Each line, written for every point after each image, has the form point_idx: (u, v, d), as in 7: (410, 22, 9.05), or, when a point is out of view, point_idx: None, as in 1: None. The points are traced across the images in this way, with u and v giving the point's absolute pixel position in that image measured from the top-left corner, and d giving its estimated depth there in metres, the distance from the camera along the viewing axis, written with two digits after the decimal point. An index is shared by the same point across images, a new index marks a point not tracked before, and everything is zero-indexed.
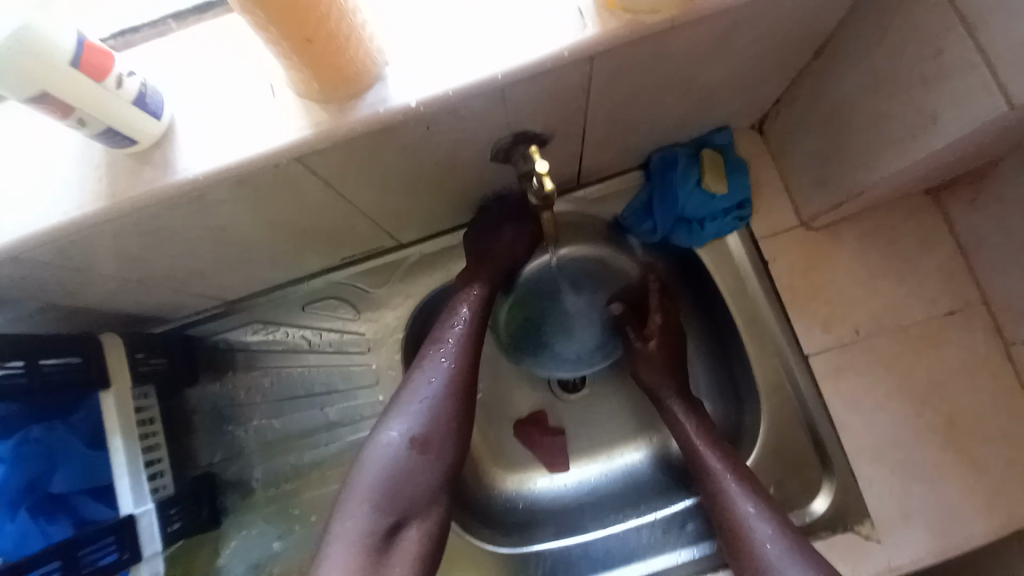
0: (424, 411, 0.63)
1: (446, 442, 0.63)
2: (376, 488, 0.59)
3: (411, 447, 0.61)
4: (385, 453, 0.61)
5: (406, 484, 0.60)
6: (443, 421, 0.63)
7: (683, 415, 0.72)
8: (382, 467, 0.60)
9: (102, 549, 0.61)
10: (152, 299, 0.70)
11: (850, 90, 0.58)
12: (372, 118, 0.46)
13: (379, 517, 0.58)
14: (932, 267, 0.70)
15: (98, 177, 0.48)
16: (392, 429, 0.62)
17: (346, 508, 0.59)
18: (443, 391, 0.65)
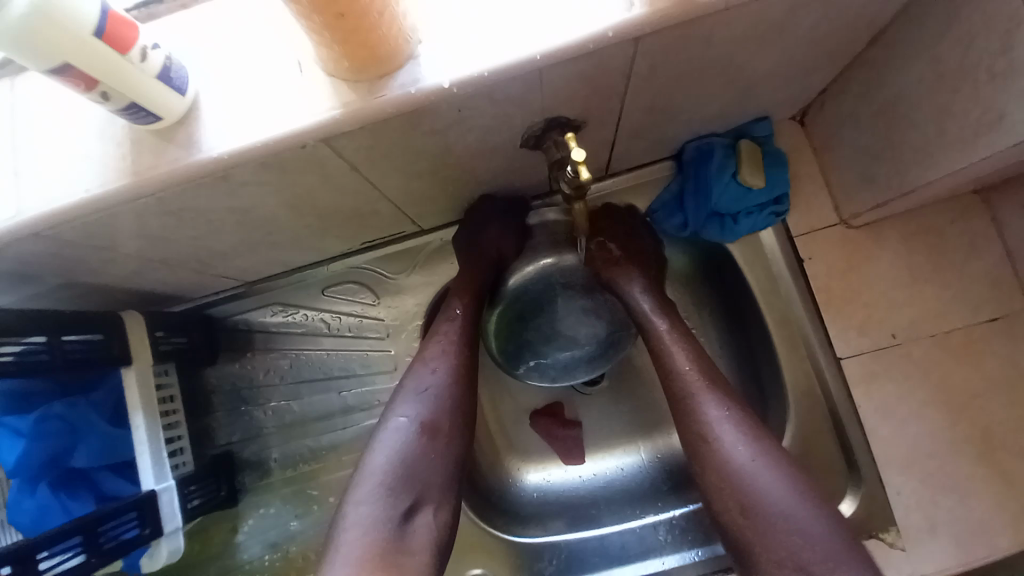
0: (433, 394, 0.61)
1: (457, 425, 0.60)
2: (388, 472, 0.56)
3: (422, 429, 0.59)
4: (395, 437, 0.58)
5: (420, 467, 0.57)
6: (452, 404, 0.61)
7: (653, 312, 0.67)
8: (392, 450, 0.57)
9: (124, 524, 0.62)
10: (174, 279, 0.69)
11: (910, 82, 0.54)
12: (404, 101, 0.44)
13: (393, 501, 0.54)
14: (977, 272, 0.66)
15: (120, 155, 0.47)
16: (401, 413, 0.60)
17: (357, 494, 0.55)
18: (450, 374, 0.63)
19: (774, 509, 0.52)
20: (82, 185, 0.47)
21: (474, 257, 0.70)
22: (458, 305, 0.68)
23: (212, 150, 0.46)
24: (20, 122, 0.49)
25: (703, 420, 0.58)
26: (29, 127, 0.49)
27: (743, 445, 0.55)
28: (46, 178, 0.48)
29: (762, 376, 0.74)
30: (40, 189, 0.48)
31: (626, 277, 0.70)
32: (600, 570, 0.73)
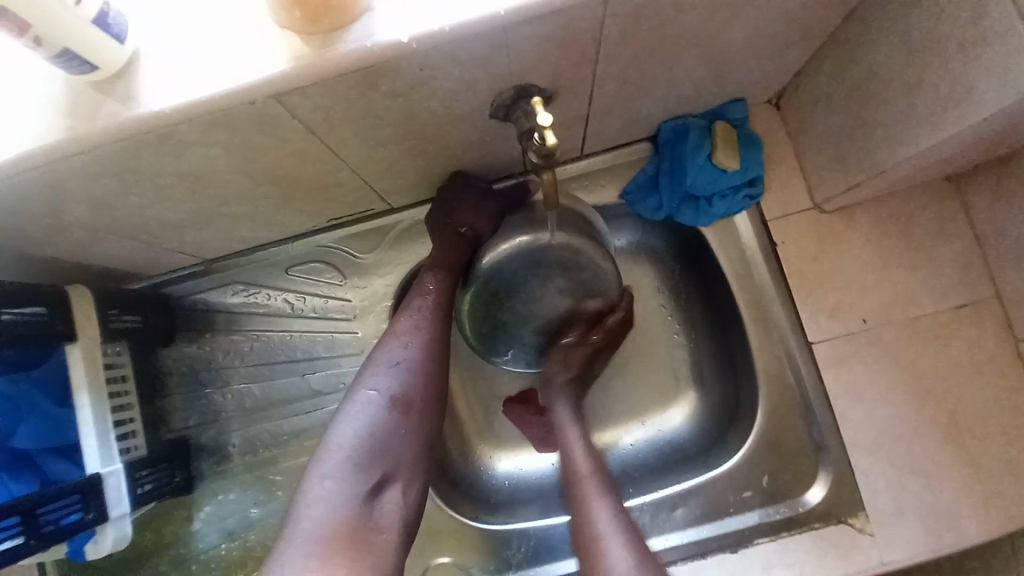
0: (404, 368, 0.59)
1: (428, 401, 0.59)
2: (356, 447, 0.54)
3: (393, 404, 0.57)
4: (364, 412, 0.56)
5: (390, 443, 0.55)
6: (424, 380, 0.60)
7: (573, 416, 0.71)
8: (361, 424, 0.55)
9: (65, 508, 0.59)
10: (126, 253, 0.66)
11: (881, 60, 0.54)
12: (359, 55, 0.42)
13: (360, 477, 0.52)
14: (947, 257, 0.66)
15: (55, 108, 0.44)
16: (371, 387, 0.57)
17: (321, 469, 0.53)
18: (423, 349, 0.61)
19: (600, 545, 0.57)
20: (12, 141, 0.44)
21: (446, 236, 0.69)
22: (431, 283, 0.67)
23: (156, 104, 0.43)
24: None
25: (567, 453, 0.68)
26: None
27: (604, 512, 0.60)
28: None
29: (735, 358, 0.75)
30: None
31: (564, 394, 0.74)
32: (566, 555, 0.70)
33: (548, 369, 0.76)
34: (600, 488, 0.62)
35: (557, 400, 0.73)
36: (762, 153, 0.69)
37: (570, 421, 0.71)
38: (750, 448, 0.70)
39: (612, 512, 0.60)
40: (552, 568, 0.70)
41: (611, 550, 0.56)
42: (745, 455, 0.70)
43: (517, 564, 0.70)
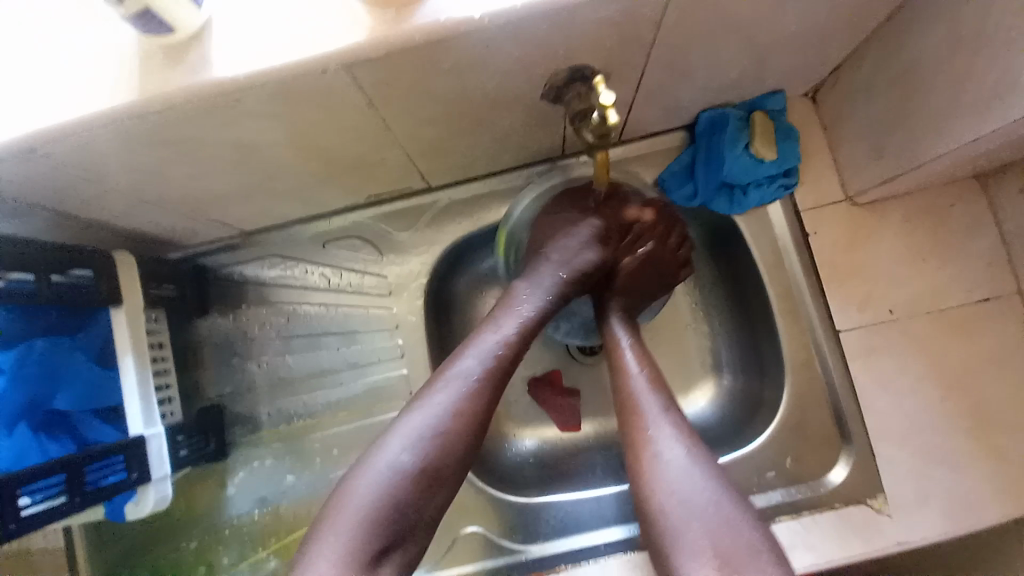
0: (439, 431, 0.54)
1: (451, 480, 0.54)
2: (365, 517, 0.50)
3: (420, 473, 0.53)
4: (381, 477, 0.52)
5: (398, 516, 0.51)
6: (455, 453, 0.54)
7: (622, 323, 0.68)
8: (380, 485, 0.52)
9: (110, 467, 0.60)
10: (168, 221, 0.66)
11: (926, 56, 0.55)
12: (431, 28, 0.43)
13: (361, 548, 0.49)
14: (974, 253, 0.68)
15: (128, 69, 0.44)
16: (396, 451, 0.53)
17: (333, 522, 0.51)
18: (473, 406, 0.56)
19: (696, 510, 0.53)
20: (87, 100, 0.44)
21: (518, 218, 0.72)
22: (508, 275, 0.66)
23: (228, 69, 0.43)
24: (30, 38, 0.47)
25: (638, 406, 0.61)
26: (40, 42, 0.47)
27: (675, 449, 0.57)
28: (51, 93, 0.45)
29: (760, 346, 0.77)
30: (43, 103, 0.45)
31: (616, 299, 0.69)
32: (595, 530, 0.72)
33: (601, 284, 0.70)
34: (674, 432, 0.58)
35: (612, 309, 0.69)
36: (798, 144, 0.71)
37: (626, 335, 0.67)
38: (774, 431, 0.72)
39: (686, 450, 0.57)
40: (579, 539, 0.72)
41: (691, 487, 0.54)
42: (768, 438, 0.72)
43: (545, 535, 0.72)
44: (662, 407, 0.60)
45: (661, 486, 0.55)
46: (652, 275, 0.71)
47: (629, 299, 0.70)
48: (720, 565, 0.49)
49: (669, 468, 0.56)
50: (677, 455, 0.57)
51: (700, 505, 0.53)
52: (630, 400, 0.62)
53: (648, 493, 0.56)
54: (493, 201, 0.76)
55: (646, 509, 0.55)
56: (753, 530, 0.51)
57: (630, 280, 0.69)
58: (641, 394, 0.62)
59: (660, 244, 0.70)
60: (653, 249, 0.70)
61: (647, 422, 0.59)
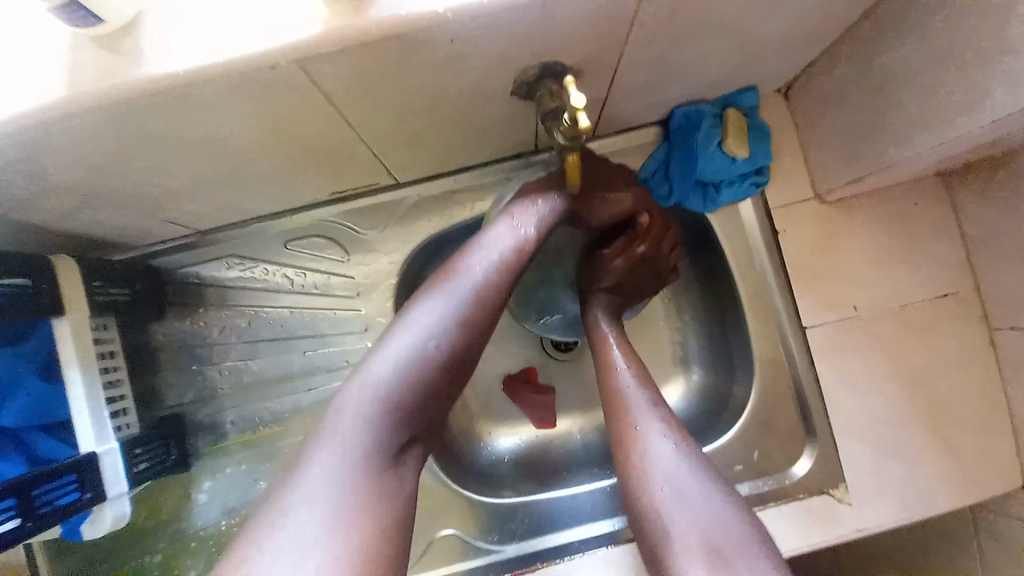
0: (445, 323, 0.52)
1: (465, 347, 0.53)
2: (376, 409, 0.49)
3: (441, 363, 0.52)
4: (388, 363, 0.50)
5: (409, 409, 0.50)
6: (466, 327, 0.53)
7: (607, 322, 0.69)
8: (399, 372, 0.50)
9: (62, 488, 0.57)
10: (116, 221, 0.62)
11: (899, 59, 0.55)
12: (393, 24, 0.40)
13: (373, 434, 0.48)
14: (935, 252, 0.70)
15: (57, 65, 0.41)
16: (401, 343, 0.51)
17: (347, 408, 0.49)
18: (459, 336, 0.53)
19: (687, 510, 0.53)
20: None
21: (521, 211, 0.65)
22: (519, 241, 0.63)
23: (168, 66, 0.40)
24: None
25: (629, 408, 0.61)
26: None
27: (666, 448, 0.57)
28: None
29: (731, 342, 0.78)
30: None
31: (599, 299, 0.70)
32: (570, 528, 0.73)
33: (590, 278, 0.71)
34: (667, 432, 0.59)
35: (598, 305, 0.70)
36: (770, 142, 0.70)
37: (610, 326, 0.69)
38: (742, 426, 0.74)
39: (678, 449, 0.57)
40: (554, 537, 0.72)
41: (684, 486, 0.54)
42: (738, 433, 0.73)
43: (520, 535, 0.72)
44: (648, 399, 0.61)
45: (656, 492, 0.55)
46: (641, 275, 0.72)
47: (618, 297, 0.71)
48: (712, 557, 0.49)
49: (658, 463, 0.56)
50: (666, 452, 0.57)
51: (691, 505, 0.53)
52: (617, 399, 0.62)
53: (634, 488, 0.57)
54: (464, 198, 0.74)
55: (635, 499, 0.56)
56: (741, 523, 0.52)
57: (619, 277, 0.70)
58: (632, 398, 0.62)
59: (653, 247, 0.70)
60: (645, 251, 0.70)
61: (634, 418, 0.60)
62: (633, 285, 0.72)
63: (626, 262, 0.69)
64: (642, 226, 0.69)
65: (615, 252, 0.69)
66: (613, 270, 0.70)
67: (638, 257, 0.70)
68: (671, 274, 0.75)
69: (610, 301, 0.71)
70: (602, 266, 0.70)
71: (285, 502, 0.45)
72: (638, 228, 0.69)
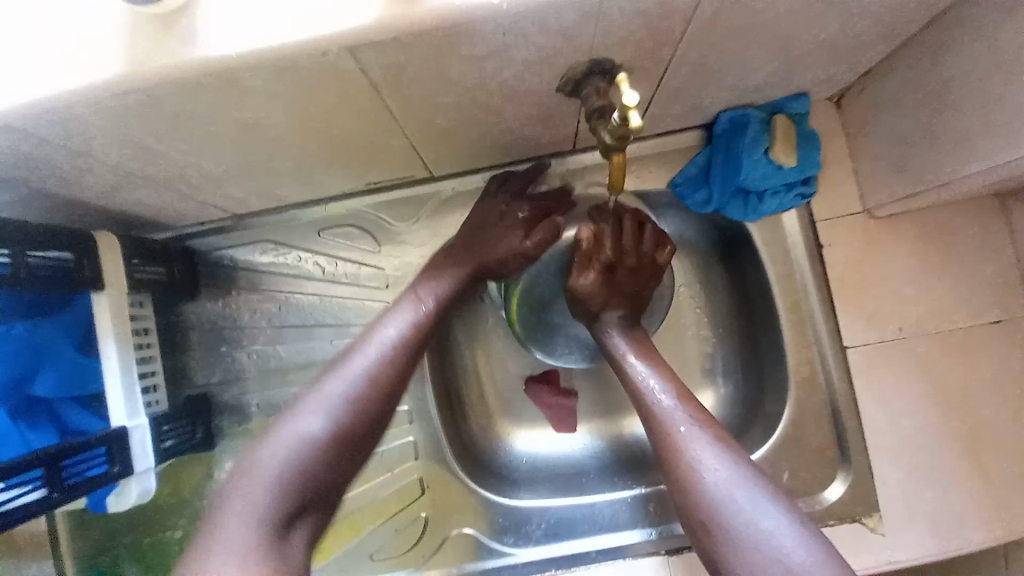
0: (355, 388, 0.53)
1: (368, 414, 0.53)
2: (280, 473, 0.47)
3: (334, 438, 0.50)
4: (302, 423, 0.50)
5: (315, 471, 0.48)
6: (371, 395, 0.53)
7: (620, 343, 0.68)
8: (292, 452, 0.48)
9: (91, 460, 0.58)
10: (155, 201, 0.62)
11: (966, 69, 0.52)
12: (442, 13, 0.39)
13: (275, 501, 0.46)
14: (989, 274, 0.66)
15: (107, 42, 0.41)
16: (316, 407, 0.51)
17: (235, 495, 0.46)
18: (367, 398, 0.53)
19: (746, 537, 0.49)
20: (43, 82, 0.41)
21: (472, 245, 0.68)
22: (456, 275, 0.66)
23: (213, 49, 0.40)
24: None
25: (675, 430, 0.58)
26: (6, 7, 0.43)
27: (719, 470, 0.54)
28: None
29: (764, 356, 0.76)
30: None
31: (605, 321, 0.69)
32: (588, 536, 0.71)
33: (583, 307, 0.70)
34: (719, 452, 0.56)
35: (607, 327, 0.69)
36: (819, 151, 0.68)
37: (625, 343, 0.68)
38: (772, 444, 0.71)
39: (731, 469, 0.54)
40: (571, 544, 0.71)
41: (741, 511, 0.50)
42: (766, 451, 0.71)
43: (536, 540, 0.71)
44: (690, 416, 0.59)
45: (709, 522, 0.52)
46: (624, 280, 0.69)
47: (619, 309, 0.69)
48: None
49: (712, 487, 0.53)
50: (718, 467, 0.54)
51: (750, 532, 0.49)
52: (664, 420, 0.60)
53: (688, 515, 0.54)
54: None
55: (693, 517, 0.54)
56: (809, 548, 0.47)
57: (613, 289, 0.69)
58: (677, 419, 0.59)
59: (632, 251, 0.69)
60: (609, 258, 0.68)
61: (683, 441, 0.57)
62: (637, 293, 0.70)
63: (609, 275, 0.69)
64: (612, 231, 0.69)
65: (592, 270, 0.69)
66: (604, 287, 0.69)
67: (621, 264, 0.69)
68: (663, 259, 0.70)
69: (614, 321, 0.69)
70: (590, 283, 0.69)
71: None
72: (585, 248, 0.68)
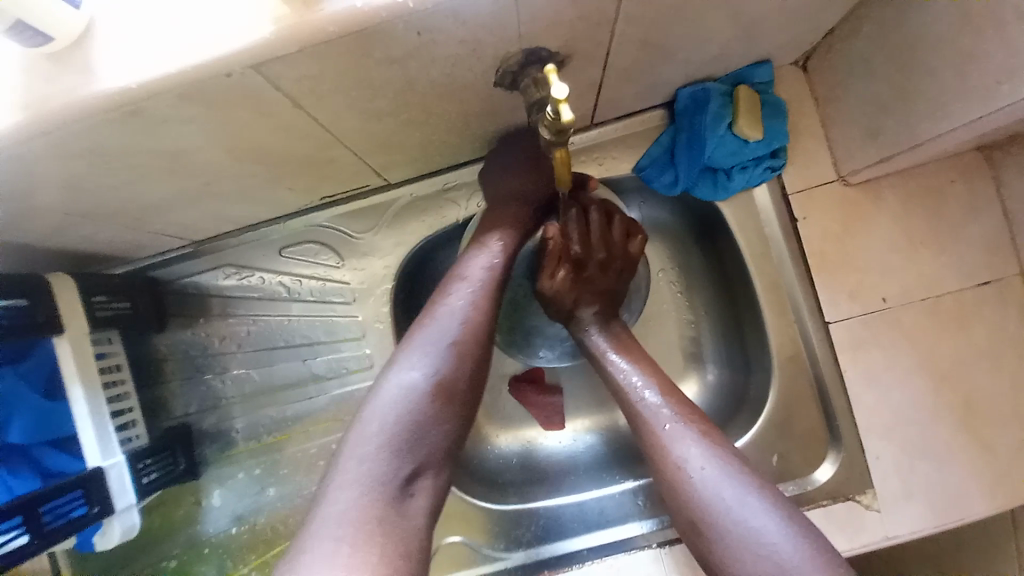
0: (451, 347, 0.53)
1: (465, 370, 0.53)
2: (392, 432, 0.48)
3: (435, 391, 0.50)
4: (404, 386, 0.50)
5: (427, 427, 0.49)
6: (466, 352, 0.53)
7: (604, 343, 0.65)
8: (397, 409, 0.49)
9: (71, 502, 0.58)
10: (104, 237, 0.61)
11: (930, 21, 0.48)
12: (350, 19, 0.37)
13: (394, 460, 0.47)
14: (975, 235, 0.63)
15: (13, 89, 0.39)
16: (413, 367, 0.51)
17: (348, 454, 0.48)
18: (457, 352, 0.53)
19: (741, 538, 0.47)
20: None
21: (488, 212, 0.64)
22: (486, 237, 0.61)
23: (115, 80, 0.38)
24: None
25: (660, 435, 0.57)
26: None
27: (714, 466, 0.52)
28: None
29: (748, 336, 0.74)
30: None
31: (580, 321, 0.68)
32: (578, 535, 0.71)
33: (557, 306, 0.68)
34: (709, 450, 0.54)
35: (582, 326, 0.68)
36: (787, 120, 0.65)
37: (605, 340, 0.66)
38: (760, 427, 0.69)
39: (722, 466, 0.52)
40: (561, 545, 0.70)
41: (739, 510, 0.49)
42: (755, 435, 0.69)
43: (528, 542, 0.71)
44: (675, 413, 0.58)
45: (699, 525, 0.51)
46: (594, 275, 0.67)
47: (593, 305, 0.67)
48: None
49: (701, 490, 0.51)
50: (705, 466, 0.53)
51: (747, 534, 0.47)
52: (648, 421, 0.58)
53: (682, 511, 0.53)
54: (458, 196, 0.71)
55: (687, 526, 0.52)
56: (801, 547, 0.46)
57: (581, 288, 0.67)
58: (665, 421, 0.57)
59: (600, 246, 0.66)
60: (576, 255, 0.66)
61: (670, 443, 0.55)
62: (612, 286, 0.68)
63: (580, 272, 0.66)
64: (579, 226, 0.65)
65: (562, 270, 0.66)
66: (574, 286, 0.67)
67: (592, 261, 0.66)
68: (635, 250, 0.68)
69: (588, 320, 0.67)
70: (558, 284, 0.66)
71: (299, 559, 0.42)
72: (553, 248, 0.64)
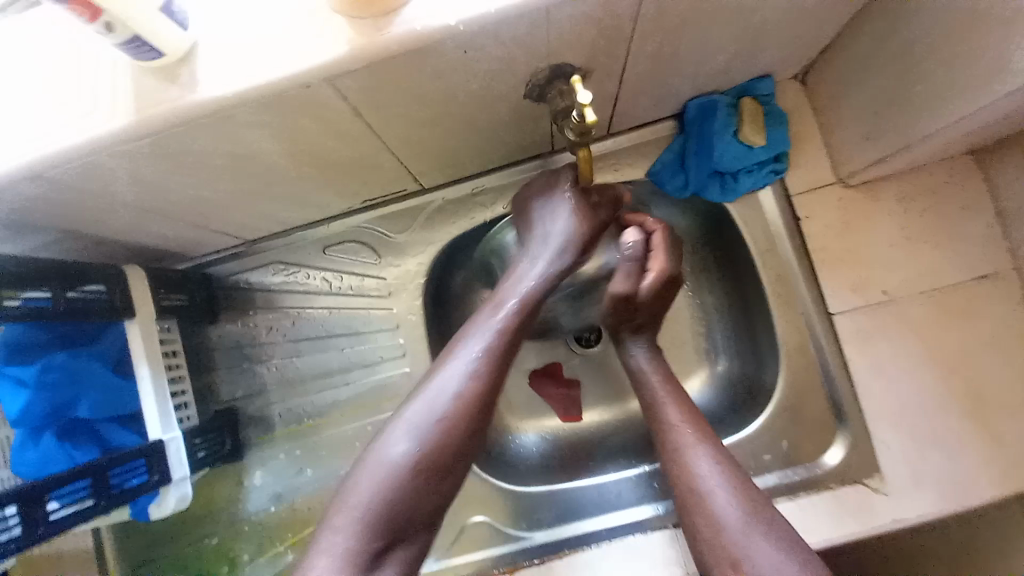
0: (462, 395, 0.57)
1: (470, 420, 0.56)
2: (393, 471, 0.54)
3: (438, 438, 0.55)
4: (411, 431, 0.55)
5: (422, 473, 0.54)
6: (475, 401, 0.57)
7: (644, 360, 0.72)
8: (405, 448, 0.55)
9: (133, 471, 0.63)
10: (170, 232, 0.68)
11: (912, 36, 0.54)
12: (408, 37, 0.44)
13: (388, 498, 0.53)
14: (969, 232, 0.67)
15: (124, 96, 0.47)
16: (422, 410, 0.56)
17: (355, 481, 0.55)
18: (464, 402, 0.57)
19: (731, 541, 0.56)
20: (57, 138, 0.47)
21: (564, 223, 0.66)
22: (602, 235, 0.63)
23: (208, 89, 0.46)
24: (21, 72, 0.49)
25: (682, 450, 0.64)
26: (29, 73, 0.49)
27: (717, 492, 0.60)
28: (28, 130, 0.48)
29: (757, 330, 0.78)
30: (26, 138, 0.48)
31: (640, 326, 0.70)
32: (596, 516, 0.74)
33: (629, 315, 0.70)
34: (722, 471, 0.61)
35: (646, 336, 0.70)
36: (788, 128, 0.70)
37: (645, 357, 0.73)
38: (769, 415, 0.73)
39: (725, 491, 0.59)
40: (579, 526, 0.74)
41: (727, 526, 0.57)
42: (765, 422, 0.73)
43: (548, 522, 0.74)
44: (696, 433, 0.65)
45: (693, 531, 0.60)
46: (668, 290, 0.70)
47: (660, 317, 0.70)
48: None
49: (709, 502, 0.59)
50: (718, 484, 0.60)
51: (735, 547, 0.56)
52: (673, 437, 0.66)
53: (687, 517, 0.61)
54: (486, 199, 0.78)
55: (702, 530, 0.59)
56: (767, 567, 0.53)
57: (658, 301, 0.70)
58: (687, 443, 0.64)
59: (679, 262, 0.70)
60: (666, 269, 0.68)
61: (689, 457, 0.63)
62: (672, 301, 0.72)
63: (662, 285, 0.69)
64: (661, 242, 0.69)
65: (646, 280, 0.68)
66: (656, 297, 0.69)
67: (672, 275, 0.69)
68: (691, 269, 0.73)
69: None
70: (641, 294, 0.68)
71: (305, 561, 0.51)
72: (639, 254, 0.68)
